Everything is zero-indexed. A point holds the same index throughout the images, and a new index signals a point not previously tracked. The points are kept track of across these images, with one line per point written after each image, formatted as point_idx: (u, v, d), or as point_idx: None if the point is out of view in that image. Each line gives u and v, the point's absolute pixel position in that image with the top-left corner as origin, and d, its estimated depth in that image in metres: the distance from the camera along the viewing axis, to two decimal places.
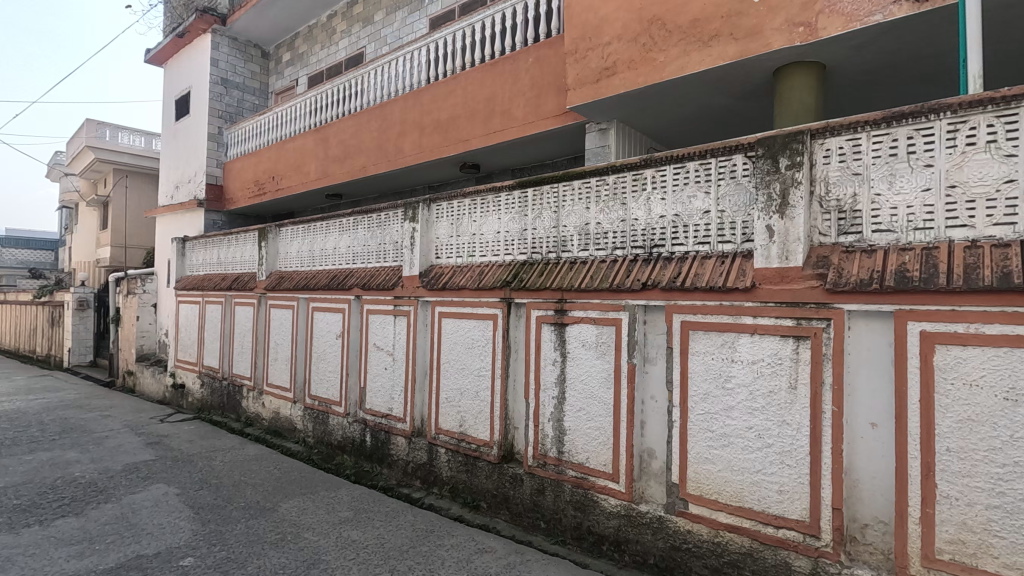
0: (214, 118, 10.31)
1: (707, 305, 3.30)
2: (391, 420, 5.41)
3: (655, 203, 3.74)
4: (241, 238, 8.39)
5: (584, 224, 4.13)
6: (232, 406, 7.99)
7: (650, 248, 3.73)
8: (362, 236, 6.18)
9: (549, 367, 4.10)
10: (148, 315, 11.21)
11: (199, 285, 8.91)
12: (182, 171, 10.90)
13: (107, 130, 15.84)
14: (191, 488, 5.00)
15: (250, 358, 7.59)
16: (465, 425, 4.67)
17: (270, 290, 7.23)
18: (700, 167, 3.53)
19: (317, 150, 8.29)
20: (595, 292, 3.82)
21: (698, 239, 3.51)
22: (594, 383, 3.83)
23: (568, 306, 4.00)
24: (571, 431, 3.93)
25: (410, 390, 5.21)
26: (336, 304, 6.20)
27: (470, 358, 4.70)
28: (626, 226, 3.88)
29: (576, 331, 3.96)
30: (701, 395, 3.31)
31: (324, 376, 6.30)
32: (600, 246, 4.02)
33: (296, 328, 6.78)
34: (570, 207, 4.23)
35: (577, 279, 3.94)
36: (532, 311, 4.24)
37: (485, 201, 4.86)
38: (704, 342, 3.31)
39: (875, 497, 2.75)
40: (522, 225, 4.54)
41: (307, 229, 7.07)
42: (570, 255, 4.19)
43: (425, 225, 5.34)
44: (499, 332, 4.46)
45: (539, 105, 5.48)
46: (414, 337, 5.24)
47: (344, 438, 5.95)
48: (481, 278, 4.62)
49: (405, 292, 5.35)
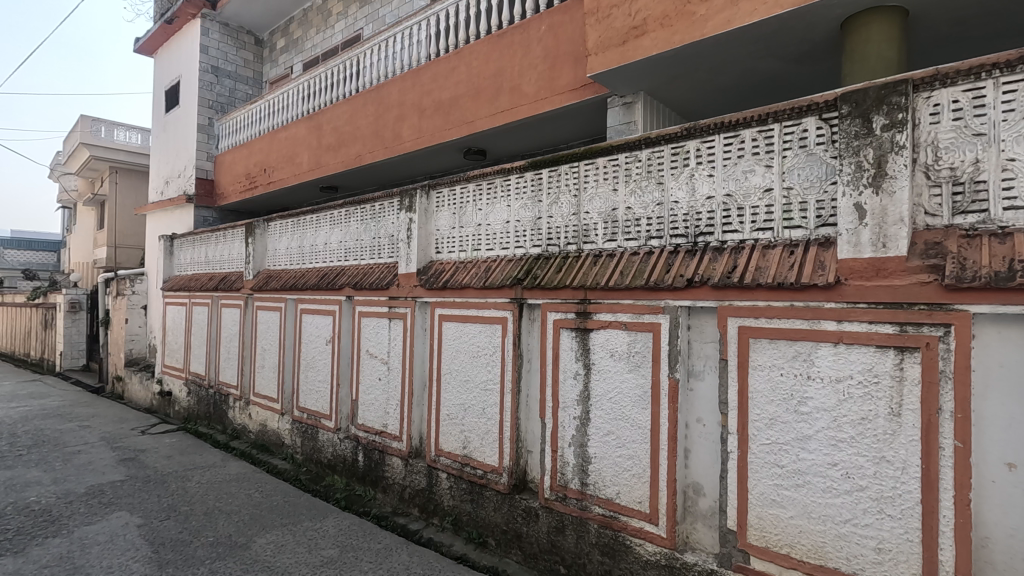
0: (204, 109, 9.71)
1: (772, 306, 2.61)
2: (385, 438, 4.75)
3: (700, 182, 3.07)
4: (229, 235, 7.77)
5: (611, 209, 3.45)
6: (219, 417, 7.36)
7: (694, 237, 3.06)
8: (355, 229, 5.53)
9: (569, 383, 3.41)
10: (137, 318, 10.62)
11: (186, 286, 8.30)
12: (171, 165, 10.30)
13: (103, 127, 15.50)
14: (155, 518, 4.35)
15: (237, 365, 6.96)
16: (469, 447, 4.01)
17: (257, 290, 6.59)
18: (758, 136, 2.86)
19: (310, 139, 7.67)
20: (626, 291, 3.13)
21: (757, 224, 2.84)
22: (626, 402, 3.14)
23: (592, 308, 3.31)
24: (597, 460, 3.25)
25: (406, 404, 4.56)
26: (326, 306, 5.55)
27: (475, 369, 4.03)
28: (662, 212, 3.21)
29: (601, 337, 3.28)
30: (767, 421, 2.61)
31: (313, 387, 5.66)
32: (629, 237, 3.34)
33: (283, 333, 6.14)
34: (593, 190, 3.56)
35: (603, 275, 3.26)
36: (547, 314, 3.57)
37: (492, 185, 4.19)
38: (769, 353, 2.62)
39: (1014, 562, 2.06)
40: (536, 213, 3.87)
41: (297, 223, 6.43)
42: (593, 247, 3.52)
43: (423, 215, 4.68)
44: (510, 340, 3.78)
45: (553, 78, 4.80)
46: (410, 343, 4.57)
47: (335, 456, 5.31)
48: (487, 275, 3.95)
49: (401, 292, 4.68)
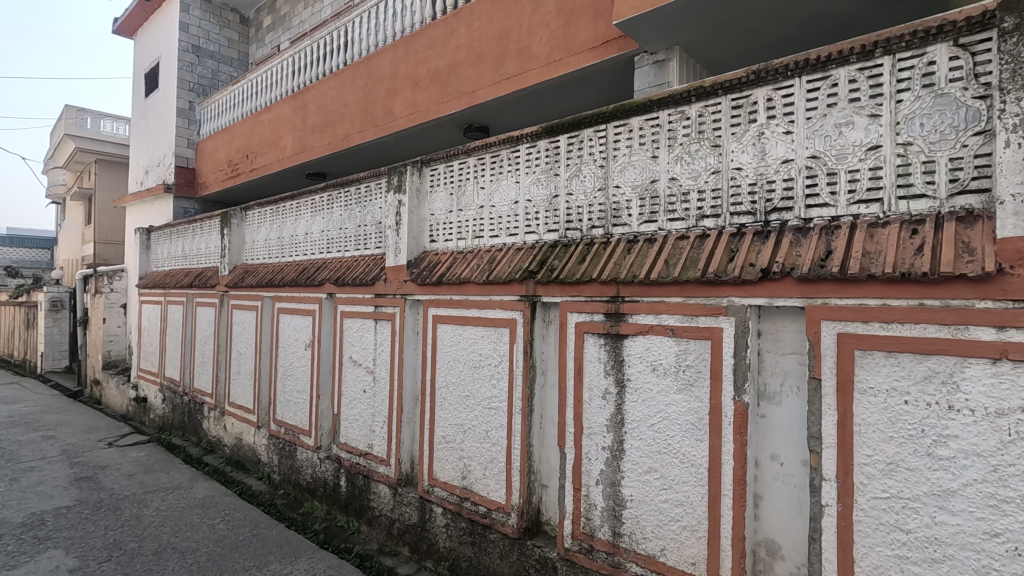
0: (184, 91, 8.97)
1: (890, 306, 1.86)
2: (371, 461, 4.03)
3: (772, 142, 2.33)
4: (206, 227, 7.04)
5: (649, 181, 2.72)
6: (193, 428, 6.65)
7: (765, 215, 2.33)
8: (339, 216, 4.80)
9: (596, 404, 2.68)
10: (116, 318, 9.92)
11: (161, 283, 7.58)
12: (151, 153, 9.57)
13: (89, 118, 14.86)
14: (93, 560, 3.62)
15: (212, 371, 6.24)
16: (470, 478, 3.28)
17: (232, 287, 5.87)
18: (859, 75, 2.12)
19: (294, 121, 6.93)
20: (674, 286, 2.39)
21: (858, 194, 2.10)
22: (674, 432, 2.40)
23: (627, 308, 2.56)
24: (633, 505, 2.51)
25: (395, 422, 3.83)
26: (306, 305, 4.82)
27: (476, 383, 3.29)
28: (718, 183, 2.48)
29: (638, 346, 2.54)
30: (883, 467, 1.87)
31: (291, 398, 4.93)
32: (674, 216, 2.61)
33: (259, 335, 5.42)
34: (625, 159, 2.83)
35: (643, 266, 2.52)
36: (567, 316, 2.83)
37: (498, 157, 3.46)
38: (886, 373, 1.89)
39: None
40: (551, 190, 3.14)
41: (276, 211, 5.71)
42: (625, 230, 2.79)
43: (415, 196, 3.95)
44: (519, 347, 3.05)
45: (569, 36, 4.05)
46: (399, 349, 3.84)
47: (314, 479, 4.59)
48: (492, 267, 3.22)
49: (388, 289, 3.95)
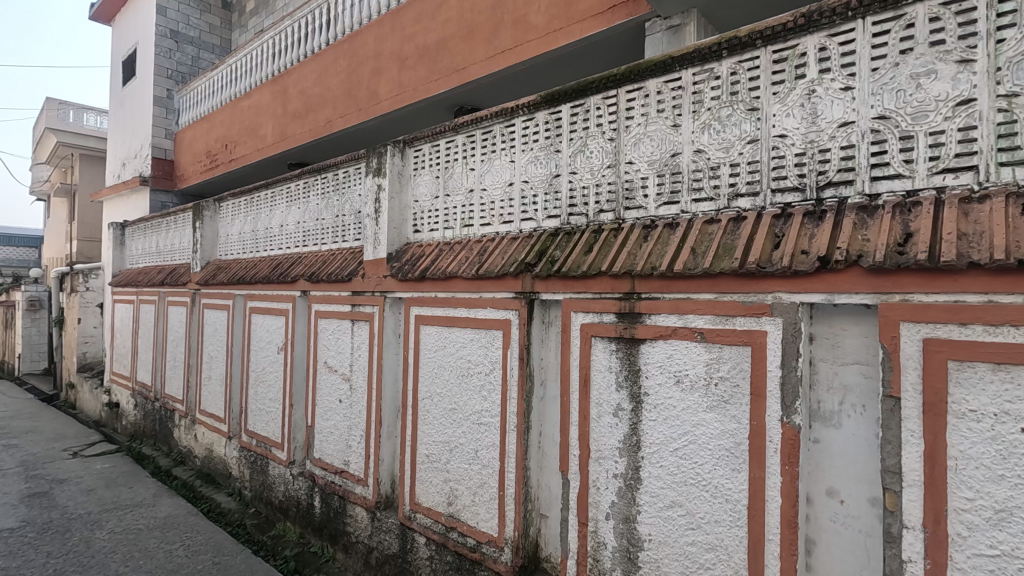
0: (161, 78, 8.49)
1: (998, 305, 1.42)
2: (347, 480, 3.57)
3: (826, 102, 1.88)
4: (180, 220, 6.56)
5: (668, 154, 2.27)
6: (165, 436, 6.18)
7: (818, 190, 1.88)
8: (315, 206, 4.34)
9: (606, 424, 2.23)
10: (91, 318, 9.42)
11: (133, 281, 7.09)
12: (128, 145, 9.08)
13: (71, 111, 14.39)
14: None
15: (183, 376, 5.77)
16: (457, 504, 2.83)
17: (203, 284, 5.40)
18: (945, 11, 1.67)
19: (274, 107, 6.46)
20: (704, 280, 1.95)
21: (943, 161, 1.65)
22: (704, 460, 1.95)
23: (644, 307, 2.11)
24: (652, 546, 2.07)
25: (373, 437, 3.37)
26: (279, 304, 4.36)
27: (463, 394, 2.84)
28: (756, 155, 2.04)
29: (658, 352, 2.09)
30: (989, 515, 1.43)
31: (263, 406, 4.47)
32: (700, 195, 2.17)
33: (231, 337, 4.95)
34: (639, 130, 2.38)
35: (665, 256, 2.07)
36: (570, 315, 2.38)
37: (490, 134, 3.00)
38: (992, 392, 1.45)
39: None
40: (552, 169, 2.69)
41: (251, 202, 5.24)
42: (640, 214, 2.34)
43: (397, 180, 3.49)
44: (514, 354, 2.59)
45: (571, 2, 3.59)
46: (378, 354, 3.39)
47: (287, 498, 4.12)
48: (482, 259, 2.77)
49: (366, 286, 3.48)
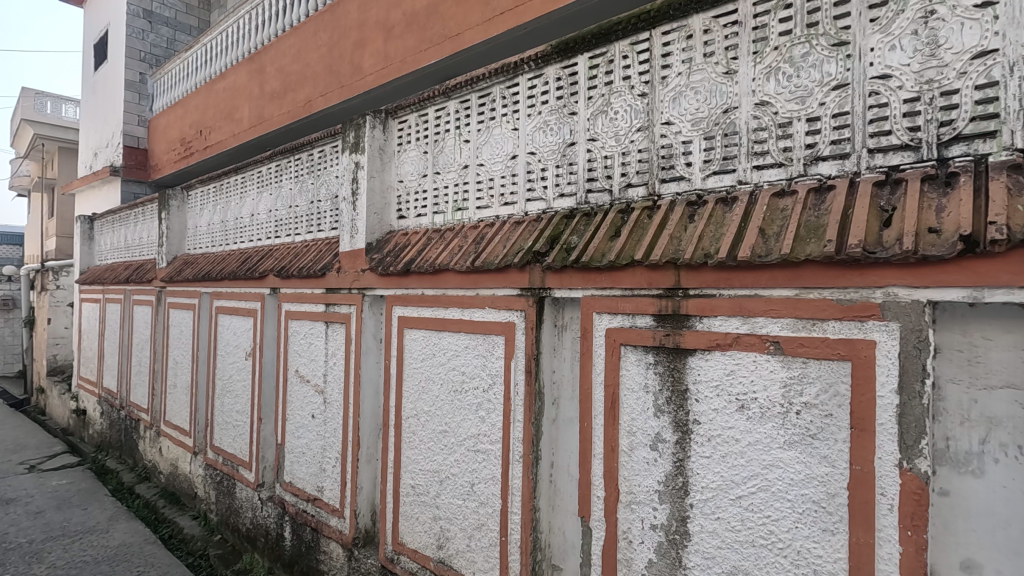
0: (133, 61, 7.91)
1: None
2: (321, 510, 3.05)
3: (951, 26, 1.38)
4: (147, 212, 6.00)
5: (719, 110, 1.77)
6: (130, 449, 5.63)
7: (940, 148, 1.38)
8: (288, 191, 3.81)
9: (640, 459, 1.72)
10: (62, 319, 8.84)
11: (99, 278, 6.52)
12: (99, 133, 8.48)
13: (49, 102, 13.77)
14: None
15: (148, 383, 5.22)
16: (449, 549, 2.32)
17: (168, 281, 4.85)
18: None
19: (251, 88, 5.88)
20: (782, 270, 1.43)
21: None
22: (780, 515, 1.44)
23: (695, 307, 1.59)
24: None
25: (350, 460, 2.85)
26: (247, 303, 3.83)
27: (455, 414, 2.33)
28: (845, 104, 1.53)
29: (714, 368, 1.58)
30: None
31: (230, 419, 3.94)
32: (764, 161, 1.67)
33: (196, 340, 4.42)
34: (680, 81, 1.87)
35: (724, 239, 1.56)
36: (591, 318, 1.86)
37: (489, 97, 2.48)
38: None
39: None
40: (566, 136, 2.17)
41: (221, 189, 4.70)
42: (682, 187, 1.83)
43: (378, 157, 2.96)
44: (519, 366, 2.08)
45: None
46: (355, 362, 2.87)
47: (254, 525, 3.60)
48: (480, 247, 2.25)
49: (342, 283, 2.96)
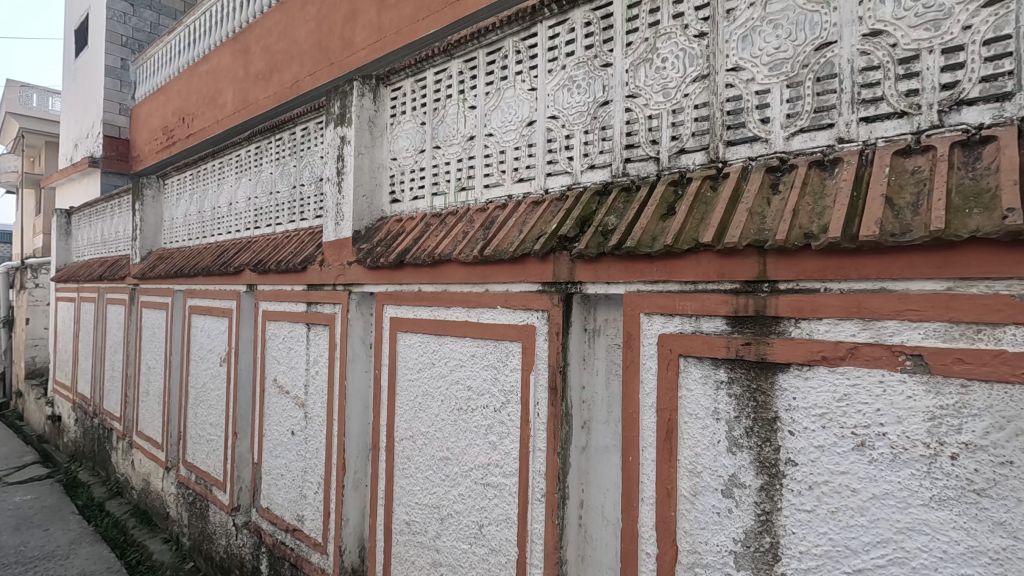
0: (115, 46, 7.46)
1: None
2: (300, 543, 2.63)
3: None
4: (124, 204, 5.55)
5: (811, 47, 1.34)
6: (103, 460, 5.20)
7: None
8: (269, 176, 3.38)
9: (710, 511, 1.29)
10: (42, 319, 8.39)
11: (73, 276, 6.07)
12: (80, 122, 8.03)
13: (36, 95, 13.35)
14: None
15: (121, 390, 4.78)
16: None
17: (141, 278, 4.42)
18: None
19: (235, 70, 5.39)
20: (931, 254, 1.00)
21: None
22: None
23: (790, 306, 1.16)
24: None
25: (333, 487, 2.42)
26: (222, 303, 3.40)
27: (459, 437, 1.90)
28: (1005, 25, 1.10)
29: (818, 390, 1.15)
30: None
31: (203, 433, 3.51)
32: (878, 110, 1.24)
33: (169, 343, 3.98)
34: (754, 13, 1.43)
35: (833, 212, 1.13)
36: (638, 321, 1.42)
37: (502, 52, 2.05)
38: None
39: None
40: (597, 94, 1.75)
41: (199, 176, 4.28)
42: (756, 150, 1.41)
43: (368, 131, 2.53)
44: (541, 380, 1.65)
45: None
46: (340, 372, 2.44)
47: (229, 554, 3.17)
48: (491, 232, 1.82)
49: (325, 279, 2.53)
